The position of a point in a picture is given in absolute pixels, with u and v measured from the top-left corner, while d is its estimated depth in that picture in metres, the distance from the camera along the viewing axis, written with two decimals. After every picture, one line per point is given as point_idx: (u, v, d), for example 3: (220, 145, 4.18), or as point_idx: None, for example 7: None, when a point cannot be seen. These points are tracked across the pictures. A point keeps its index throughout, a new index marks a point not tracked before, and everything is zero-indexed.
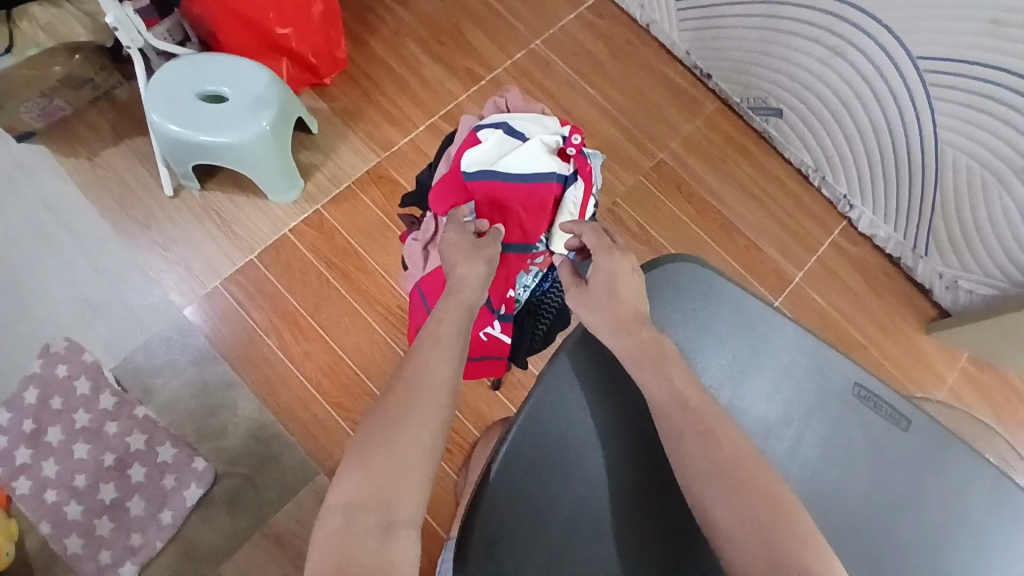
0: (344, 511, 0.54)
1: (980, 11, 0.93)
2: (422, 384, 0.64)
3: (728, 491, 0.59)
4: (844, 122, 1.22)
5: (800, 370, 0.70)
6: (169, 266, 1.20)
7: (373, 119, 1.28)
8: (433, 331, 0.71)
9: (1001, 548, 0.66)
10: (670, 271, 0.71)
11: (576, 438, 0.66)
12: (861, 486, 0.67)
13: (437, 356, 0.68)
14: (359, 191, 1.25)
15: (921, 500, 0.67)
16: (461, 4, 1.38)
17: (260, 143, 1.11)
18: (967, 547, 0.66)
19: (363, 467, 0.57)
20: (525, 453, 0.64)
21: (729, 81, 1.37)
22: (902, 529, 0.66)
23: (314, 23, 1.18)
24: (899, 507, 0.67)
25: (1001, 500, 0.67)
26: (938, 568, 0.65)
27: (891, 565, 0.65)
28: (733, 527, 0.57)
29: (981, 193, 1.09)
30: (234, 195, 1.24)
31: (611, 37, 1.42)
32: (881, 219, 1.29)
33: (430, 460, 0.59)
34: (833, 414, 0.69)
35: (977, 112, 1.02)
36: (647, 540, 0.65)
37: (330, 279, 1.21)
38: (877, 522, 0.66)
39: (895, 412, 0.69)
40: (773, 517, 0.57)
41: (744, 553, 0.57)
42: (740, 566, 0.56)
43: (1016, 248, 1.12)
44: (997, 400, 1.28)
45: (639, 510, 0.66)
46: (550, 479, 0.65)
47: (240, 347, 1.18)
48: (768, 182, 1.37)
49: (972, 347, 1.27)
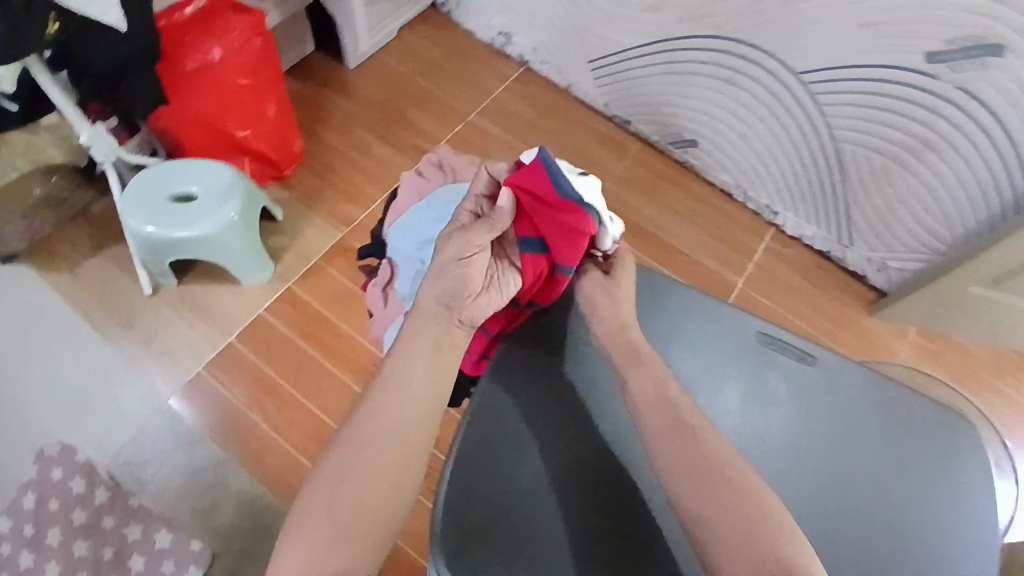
0: (311, 528, 0.62)
1: (842, 18, 1.13)
2: (365, 445, 0.67)
3: (693, 470, 0.65)
4: (754, 138, 1.39)
5: (719, 328, 0.79)
6: (152, 359, 1.26)
7: (332, 199, 1.41)
8: (380, 382, 0.71)
9: (927, 453, 0.74)
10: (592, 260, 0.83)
11: (526, 433, 0.72)
12: (789, 424, 0.75)
13: (379, 412, 0.69)
14: (326, 264, 1.35)
15: (850, 423, 0.75)
16: (401, 91, 1.54)
17: (229, 230, 1.22)
18: (899, 458, 0.74)
19: (329, 495, 0.64)
20: (480, 452, 0.69)
21: (646, 123, 1.55)
22: (837, 450, 0.74)
23: (269, 121, 1.32)
24: (831, 431, 0.75)
25: (920, 414, 0.76)
26: (875, 479, 0.73)
27: (832, 483, 0.73)
28: (700, 506, 0.63)
29: (884, 173, 1.26)
30: (209, 285, 1.33)
31: (538, 102, 1.59)
32: (804, 219, 1.44)
33: (367, 526, 0.64)
34: (757, 362, 0.78)
35: (868, 106, 1.20)
36: (604, 518, 0.69)
37: (305, 347, 1.29)
38: (813, 447, 0.74)
39: (802, 352, 0.78)
40: (734, 501, 0.63)
41: (710, 528, 0.62)
42: (708, 541, 0.62)
43: (924, 218, 1.27)
44: (948, 366, 1.37)
45: (599, 472, 0.72)
46: (512, 459, 0.70)
47: (227, 425, 1.23)
48: (697, 204, 1.52)
49: (913, 320, 1.38)
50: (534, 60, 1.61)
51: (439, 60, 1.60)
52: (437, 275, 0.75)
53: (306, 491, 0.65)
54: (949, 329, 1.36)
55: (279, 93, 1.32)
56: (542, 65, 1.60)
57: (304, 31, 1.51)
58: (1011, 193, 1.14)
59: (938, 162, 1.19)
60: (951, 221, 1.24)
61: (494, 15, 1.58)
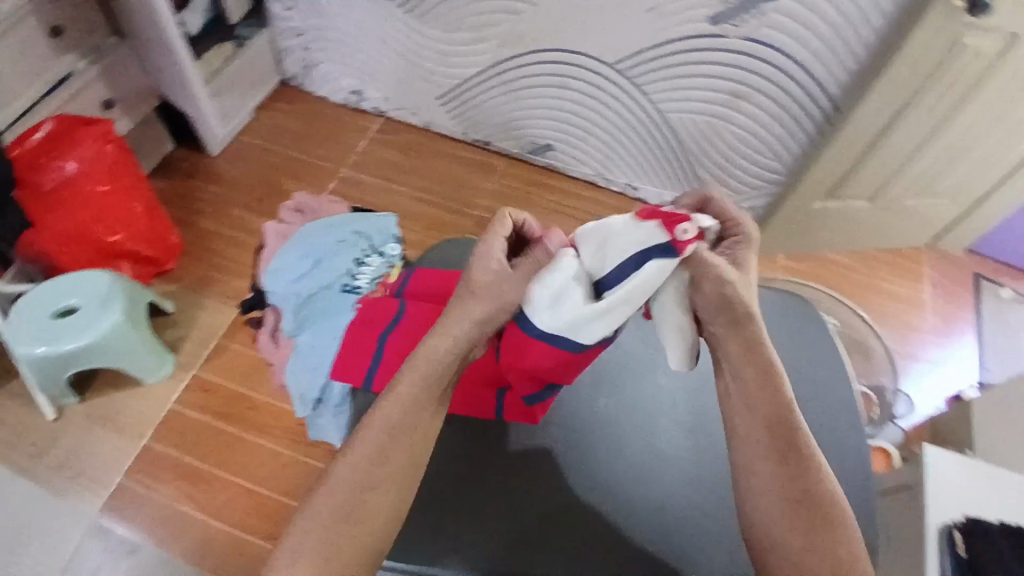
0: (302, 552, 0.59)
1: (637, 6, 1.26)
2: (371, 467, 0.62)
3: (771, 461, 0.62)
4: (598, 130, 1.53)
5: None
6: (73, 482, 1.23)
7: (221, 278, 1.45)
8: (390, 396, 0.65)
9: None
10: (445, 249, 1.02)
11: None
12: None
13: (387, 428, 0.64)
14: (228, 342, 1.37)
15: None
16: (269, 165, 1.63)
17: (120, 331, 1.22)
18: None
19: (318, 523, 0.60)
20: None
21: (503, 141, 1.67)
22: None
23: (140, 220, 1.34)
24: None
25: None
26: None
27: None
28: (765, 499, 0.62)
29: (713, 130, 1.42)
30: (115, 393, 1.32)
31: (401, 144, 1.70)
32: (663, 187, 1.60)
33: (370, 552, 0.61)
34: None
35: (682, 78, 1.35)
36: (512, 478, 0.82)
37: (223, 428, 1.28)
38: None
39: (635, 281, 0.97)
40: (811, 512, 0.61)
41: (772, 525, 0.61)
42: (768, 533, 0.61)
43: (758, 158, 1.44)
44: (815, 278, 1.57)
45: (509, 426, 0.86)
46: None
47: (163, 525, 1.20)
48: (570, 199, 1.65)
49: (778, 247, 1.58)
50: (388, 109, 1.72)
51: (299, 130, 1.70)
52: (461, 304, 0.65)
53: (297, 517, 0.61)
54: (804, 247, 1.57)
55: (144, 192, 1.35)
56: (396, 112, 1.72)
57: (161, 132, 1.58)
58: (818, 113, 1.33)
59: (752, 108, 1.36)
60: (779, 152, 1.42)
61: (340, 77, 1.69)
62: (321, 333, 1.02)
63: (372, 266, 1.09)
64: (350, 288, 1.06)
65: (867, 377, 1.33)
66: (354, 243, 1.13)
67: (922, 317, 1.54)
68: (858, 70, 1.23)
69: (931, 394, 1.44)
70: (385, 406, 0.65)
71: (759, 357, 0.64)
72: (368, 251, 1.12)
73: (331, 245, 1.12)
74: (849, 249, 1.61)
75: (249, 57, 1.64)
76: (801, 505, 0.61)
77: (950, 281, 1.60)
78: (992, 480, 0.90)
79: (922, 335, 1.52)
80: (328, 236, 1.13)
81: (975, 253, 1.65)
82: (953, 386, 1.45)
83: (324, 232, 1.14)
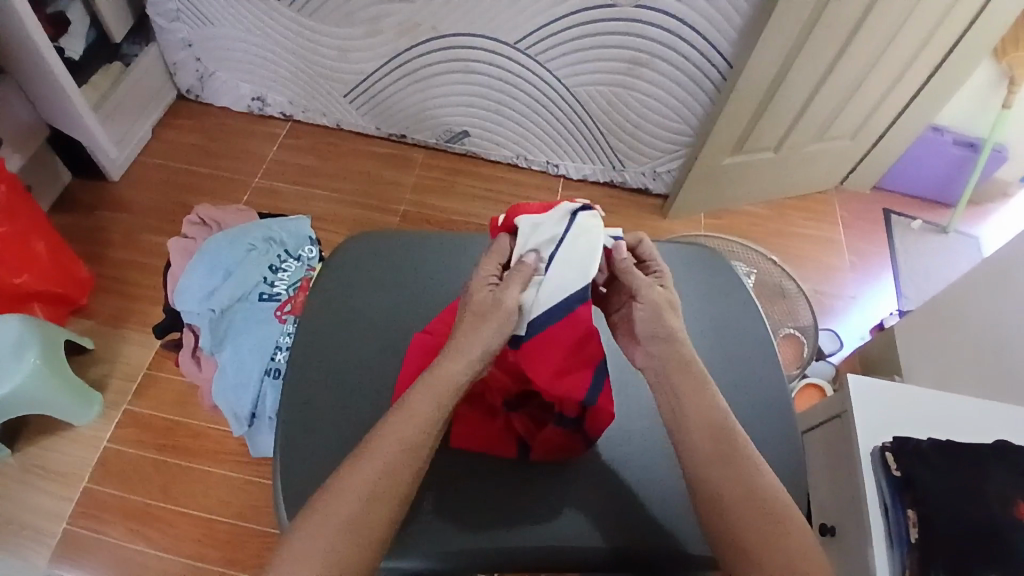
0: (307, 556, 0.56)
1: None
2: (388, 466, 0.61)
3: (723, 465, 0.64)
4: (509, 111, 1.53)
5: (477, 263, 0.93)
6: (11, 538, 1.16)
7: (141, 309, 1.41)
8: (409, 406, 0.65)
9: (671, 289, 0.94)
10: (354, 243, 0.94)
11: (342, 431, 0.80)
12: None
13: (402, 431, 0.63)
14: (156, 372, 1.34)
15: None
16: (178, 184, 1.58)
17: (36, 377, 1.16)
18: None
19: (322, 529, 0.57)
20: (316, 469, 0.77)
21: (418, 133, 1.65)
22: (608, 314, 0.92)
23: (42, 258, 1.27)
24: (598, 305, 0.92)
25: None
26: None
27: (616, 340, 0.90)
28: (731, 506, 0.62)
29: (619, 99, 1.44)
30: (42, 441, 1.25)
31: (314, 147, 1.67)
32: (582, 160, 1.61)
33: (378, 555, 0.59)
34: None
35: (582, 51, 1.36)
36: (444, 457, 0.78)
37: (164, 461, 1.25)
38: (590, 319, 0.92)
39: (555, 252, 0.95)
40: (766, 514, 0.61)
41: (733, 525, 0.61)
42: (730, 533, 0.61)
43: (666, 121, 1.47)
44: (737, 232, 1.62)
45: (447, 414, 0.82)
46: None
47: (114, 567, 1.15)
48: (492, 182, 1.65)
49: (700, 206, 1.61)
50: (296, 114, 1.69)
51: (205, 145, 1.66)
52: (473, 328, 0.68)
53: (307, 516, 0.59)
54: (722, 203, 1.62)
55: (43, 228, 1.27)
56: (305, 116, 1.68)
57: (56, 164, 1.51)
58: (715, 72, 1.36)
59: (653, 74, 1.39)
60: (685, 115, 1.45)
61: (239, 85, 1.65)
62: (242, 347, 1.04)
63: (288, 271, 1.11)
64: (269, 297, 1.08)
65: (792, 320, 1.36)
66: (267, 250, 1.11)
67: (841, 256, 1.61)
68: (745, 28, 1.27)
69: (857, 326, 1.52)
70: (394, 421, 0.64)
71: (692, 384, 0.68)
72: (282, 257, 1.12)
73: (241, 255, 1.09)
74: (764, 199, 1.67)
75: (139, 74, 1.58)
76: (760, 511, 0.62)
77: (861, 219, 1.68)
78: (905, 394, 0.99)
79: (843, 274, 1.59)
80: (237, 245, 1.10)
81: (879, 189, 1.74)
82: (876, 316, 1.53)
83: (231, 242, 1.10)
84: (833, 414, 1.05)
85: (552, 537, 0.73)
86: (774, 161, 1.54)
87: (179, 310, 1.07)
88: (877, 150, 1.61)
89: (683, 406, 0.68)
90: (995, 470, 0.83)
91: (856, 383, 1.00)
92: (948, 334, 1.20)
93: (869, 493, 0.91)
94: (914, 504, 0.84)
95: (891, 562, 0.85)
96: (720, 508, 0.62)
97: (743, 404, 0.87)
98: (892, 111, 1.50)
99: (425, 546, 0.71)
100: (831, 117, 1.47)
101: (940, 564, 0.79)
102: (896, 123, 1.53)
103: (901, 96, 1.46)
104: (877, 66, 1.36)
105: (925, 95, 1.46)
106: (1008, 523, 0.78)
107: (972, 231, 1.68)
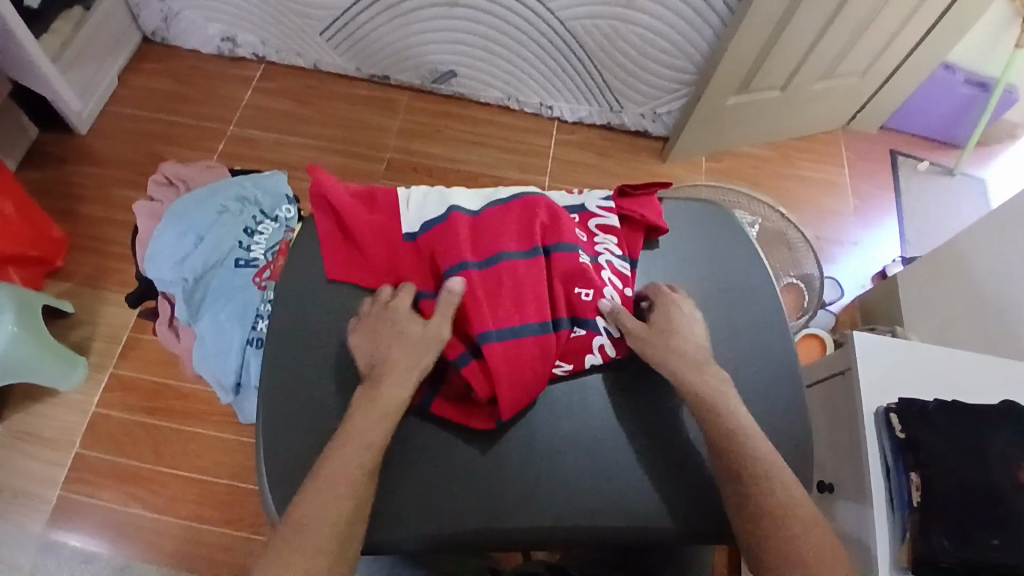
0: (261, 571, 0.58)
1: None
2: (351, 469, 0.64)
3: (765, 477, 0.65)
4: (498, 49, 1.43)
5: None
6: (4, 504, 1.15)
7: (120, 268, 1.35)
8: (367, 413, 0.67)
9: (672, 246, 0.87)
10: None
11: None
12: None
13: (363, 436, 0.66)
14: (140, 334, 1.30)
15: None
16: (149, 133, 1.49)
17: (17, 343, 1.12)
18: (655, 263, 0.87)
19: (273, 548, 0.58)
20: None
21: (402, 73, 1.55)
22: None
23: (11, 219, 1.20)
24: None
25: None
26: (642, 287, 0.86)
27: None
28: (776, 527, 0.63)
29: (617, 34, 1.34)
30: (28, 408, 1.22)
31: (291, 91, 1.57)
32: (576, 102, 1.53)
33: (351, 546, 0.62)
34: None
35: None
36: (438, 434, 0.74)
37: (154, 424, 1.23)
38: None
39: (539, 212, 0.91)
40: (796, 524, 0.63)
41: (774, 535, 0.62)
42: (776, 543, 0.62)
43: (667, 59, 1.38)
44: (736, 176, 1.56)
45: None
46: (324, 423, 0.72)
47: (111, 530, 1.15)
48: (482, 126, 1.56)
49: (699, 149, 1.54)
50: (270, 54, 1.58)
51: (174, 91, 1.55)
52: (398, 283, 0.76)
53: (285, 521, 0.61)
54: (722, 145, 1.55)
55: (9, 187, 1.20)
56: (279, 56, 1.57)
57: (19, 115, 1.42)
58: (722, 4, 1.26)
59: (654, 6, 1.29)
60: (687, 51, 1.36)
61: (207, 24, 1.53)
62: (222, 316, 0.99)
63: (265, 234, 1.06)
64: (246, 262, 1.02)
65: (793, 268, 1.31)
66: (240, 211, 1.06)
67: (844, 200, 1.56)
68: None
69: (857, 273, 1.48)
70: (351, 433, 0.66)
71: (710, 401, 0.69)
72: (258, 218, 1.07)
73: (212, 218, 1.03)
74: (765, 141, 1.59)
75: (100, 14, 1.46)
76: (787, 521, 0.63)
77: (866, 160, 1.61)
78: (913, 354, 0.96)
79: (846, 219, 1.54)
80: (207, 208, 1.04)
81: (886, 129, 1.66)
82: (876, 263, 1.49)
83: (200, 205, 1.04)
84: (835, 372, 1.02)
85: (550, 517, 0.68)
86: (779, 101, 1.46)
87: (150, 277, 1.01)
88: (886, 89, 1.53)
89: (705, 419, 0.69)
90: (999, 435, 0.80)
91: (861, 340, 0.97)
92: (952, 288, 1.16)
93: (872, 454, 0.89)
94: (917, 468, 0.82)
95: (891, 525, 0.84)
96: (746, 513, 0.64)
97: None
98: (904, 48, 1.42)
99: (415, 528, 0.66)
100: (840, 55, 1.39)
101: (940, 530, 0.77)
102: (908, 60, 1.45)
103: (915, 32, 1.38)
104: (891, 0, 1.27)
105: (941, 30, 1.37)
106: (1010, 488, 0.76)
107: (979, 173, 1.62)
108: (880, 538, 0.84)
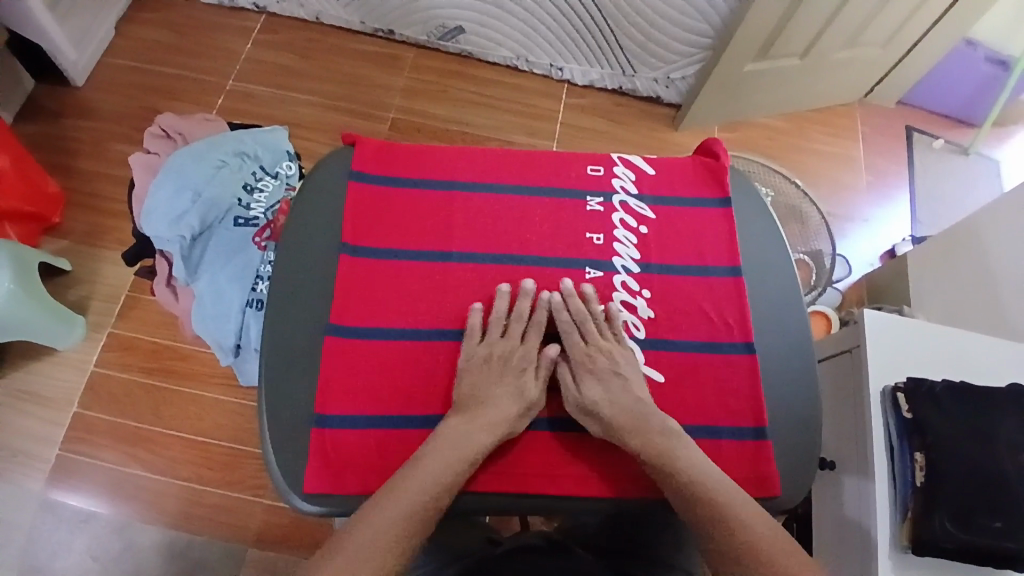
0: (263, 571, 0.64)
1: None
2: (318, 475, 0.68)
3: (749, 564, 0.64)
4: (508, 6, 1.37)
5: None
6: (4, 463, 1.15)
7: (117, 226, 1.32)
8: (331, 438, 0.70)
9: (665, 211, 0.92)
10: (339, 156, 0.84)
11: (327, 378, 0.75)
12: None
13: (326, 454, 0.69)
14: (139, 294, 1.28)
15: None
16: (144, 86, 1.44)
17: (12, 302, 1.09)
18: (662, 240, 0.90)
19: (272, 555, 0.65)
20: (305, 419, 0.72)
21: (408, 28, 1.49)
22: None
23: (7, 172, 1.16)
24: None
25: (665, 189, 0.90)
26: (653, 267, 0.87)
27: None
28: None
29: None
30: (24, 368, 1.21)
31: (294, 43, 1.52)
32: (588, 64, 1.48)
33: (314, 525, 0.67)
34: None
35: None
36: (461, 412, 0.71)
37: (154, 384, 1.22)
38: None
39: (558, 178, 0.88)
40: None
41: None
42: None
43: (683, 22, 1.33)
44: (746, 150, 1.52)
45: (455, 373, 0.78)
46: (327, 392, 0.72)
47: (112, 490, 1.15)
48: (490, 86, 1.52)
49: (711, 120, 1.50)
50: (271, 5, 1.51)
51: (173, 42, 1.49)
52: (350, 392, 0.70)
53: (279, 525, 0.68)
54: (734, 116, 1.51)
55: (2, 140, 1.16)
56: (280, 6, 1.51)
57: (13, 66, 1.36)
58: None
59: None
60: (706, 14, 1.31)
61: None
62: (222, 276, 0.98)
63: (265, 192, 1.04)
64: (245, 222, 1.02)
65: (803, 243, 1.29)
66: (239, 167, 1.04)
67: (857, 174, 1.53)
68: None
69: (866, 251, 1.47)
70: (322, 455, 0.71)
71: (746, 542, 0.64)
72: (258, 175, 1.05)
73: (210, 173, 1.01)
74: (781, 112, 1.56)
75: None
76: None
77: (882, 135, 1.58)
78: (926, 338, 0.94)
79: (858, 193, 1.51)
80: (206, 162, 1.02)
81: (904, 103, 1.62)
82: (887, 240, 1.47)
83: (197, 158, 1.02)
84: (842, 349, 1.01)
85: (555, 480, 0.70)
86: (797, 69, 1.42)
87: (146, 235, 1.00)
88: (906, 61, 1.48)
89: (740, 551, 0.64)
90: (1006, 419, 0.79)
91: (873, 318, 0.94)
92: (959, 269, 1.14)
93: (876, 431, 0.87)
94: (922, 449, 0.81)
95: (893, 501, 0.83)
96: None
97: (772, 341, 0.78)
98: (929, 18, 1.37)
99: None
100: (863, 23, 1.34)
101: (943, 514, 0.76)
102: (930, 32, 1.40)
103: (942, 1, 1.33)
104: None
105: (965, 5, 1.33)
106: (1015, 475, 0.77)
107: (993, 153, 1.59)
108: (880, 514, 0.83)
